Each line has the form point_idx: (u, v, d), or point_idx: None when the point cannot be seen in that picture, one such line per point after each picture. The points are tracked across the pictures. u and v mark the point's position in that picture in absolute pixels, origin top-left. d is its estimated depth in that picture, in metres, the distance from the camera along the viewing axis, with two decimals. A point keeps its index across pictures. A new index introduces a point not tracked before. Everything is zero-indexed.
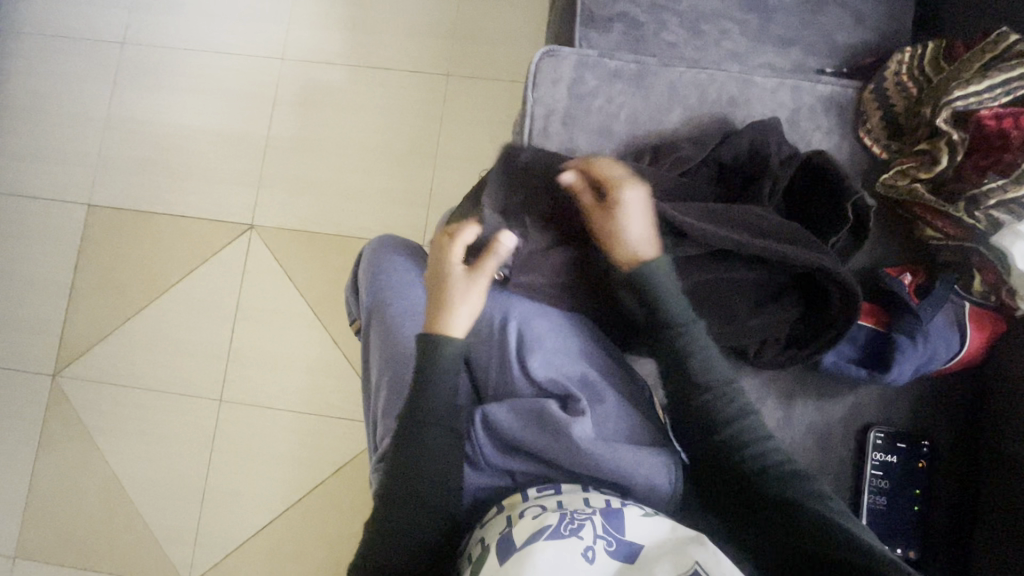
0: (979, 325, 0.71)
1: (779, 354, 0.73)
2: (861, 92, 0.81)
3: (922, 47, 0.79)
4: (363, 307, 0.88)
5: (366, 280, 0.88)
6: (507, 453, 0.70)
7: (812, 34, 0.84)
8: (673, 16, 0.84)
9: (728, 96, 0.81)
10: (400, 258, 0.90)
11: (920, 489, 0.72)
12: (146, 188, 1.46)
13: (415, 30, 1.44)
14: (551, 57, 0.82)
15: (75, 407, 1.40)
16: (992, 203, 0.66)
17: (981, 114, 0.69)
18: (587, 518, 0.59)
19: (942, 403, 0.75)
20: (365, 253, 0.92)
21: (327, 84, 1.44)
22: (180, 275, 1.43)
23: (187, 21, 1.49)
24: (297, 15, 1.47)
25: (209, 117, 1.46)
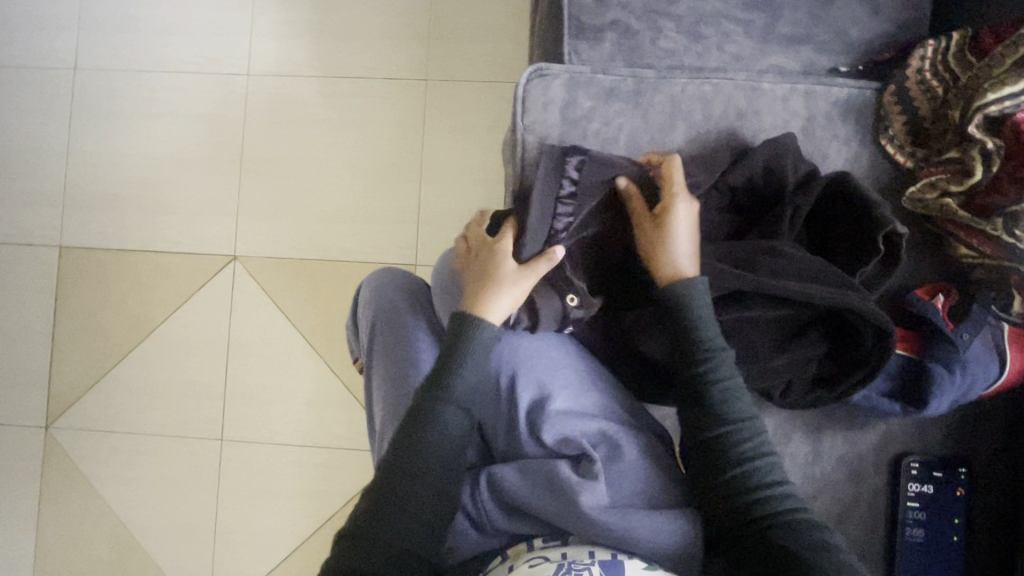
0: (1017, 345, 0.66)
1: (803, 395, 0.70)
2: (880, 93, 0.74)
3: (946, 39, 0.71)
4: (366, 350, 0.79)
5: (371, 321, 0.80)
6: (516, 517, 0.65)
7: (823, 29, 0.76)
8: (669, 20, 0.76)
9: (735, 109, 0.74)
10: (407, 299, 0.80)
11: (959, 519, 0.69)
12: (118, 224, 1.38)
13: (387, 33, 1.34)
14: (539, 77, 0.74)
15: (72, 457, 1.36)
16: None
17: (1018, 117, 0.63)
18: (585, 568, 0.56)
19: (981, 428, 0.71)
20: (368, 288, 0.83)
21: (299, 99, 1.35)
22: (165, 313, 1.36)
23: (141, 40, 1.38)
24: (259, 25, 1.36)
25: (175, 144, 1.37)
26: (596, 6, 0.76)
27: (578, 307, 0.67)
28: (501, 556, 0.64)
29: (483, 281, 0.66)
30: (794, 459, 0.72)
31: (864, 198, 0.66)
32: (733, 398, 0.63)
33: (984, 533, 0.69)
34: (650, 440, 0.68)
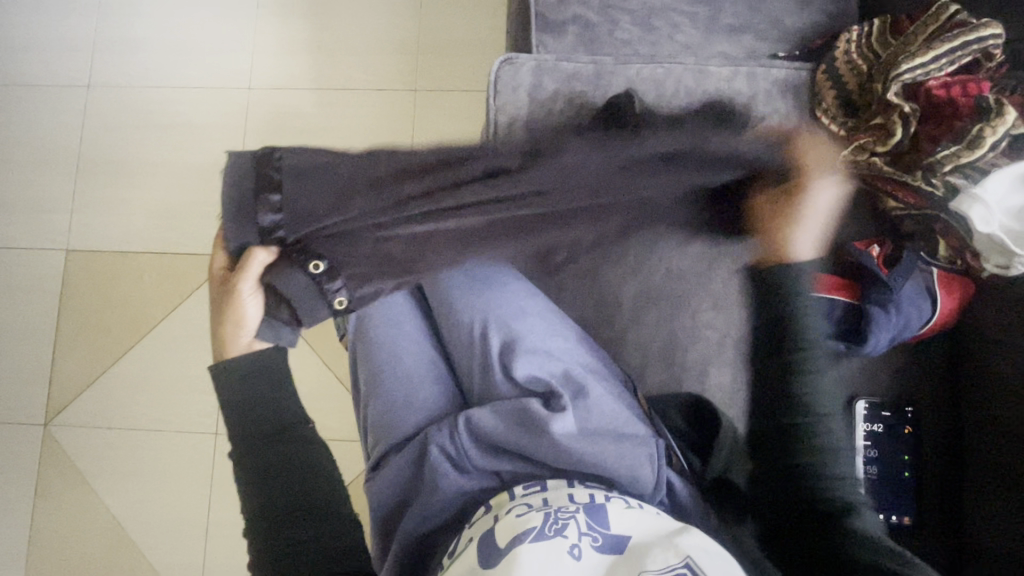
0: (949, 290, 0.73)
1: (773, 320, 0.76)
2: (814, 72, 0.83)
3: (869, 24, 0.80)
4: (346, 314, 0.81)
5: None
6: (493, 454, 0.70)
7: (761, 20, 0.86)
8: (624, 14, 0.86)
9: (686, 88, 0.83)
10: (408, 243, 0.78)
11: (910, 456, 0.74)
12: (124, 228, 1.45)
13: (379, 49, 1.45)
14: (509, 64, 0.84)
15: (70, 454, 1.38)
16: (948, 169, 0.68)
17: (929, 85, 0.72)
18: (571, 516, 0.59)
19: (924, 369, 0.76)
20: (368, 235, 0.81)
21: (296, 110, 1.45)
22: (166, 311, 1.42)
23: (150, 58, 1.50)
24: (259, 42, 1.48)
25: (180, 152, 1.46)
26: (558, 4, 0.86)
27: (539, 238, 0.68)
28: (485, 505, 0.66)
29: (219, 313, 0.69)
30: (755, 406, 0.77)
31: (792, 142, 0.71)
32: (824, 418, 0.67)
33: (931, 466, 0.74)
34: (611, 379, 0.74)
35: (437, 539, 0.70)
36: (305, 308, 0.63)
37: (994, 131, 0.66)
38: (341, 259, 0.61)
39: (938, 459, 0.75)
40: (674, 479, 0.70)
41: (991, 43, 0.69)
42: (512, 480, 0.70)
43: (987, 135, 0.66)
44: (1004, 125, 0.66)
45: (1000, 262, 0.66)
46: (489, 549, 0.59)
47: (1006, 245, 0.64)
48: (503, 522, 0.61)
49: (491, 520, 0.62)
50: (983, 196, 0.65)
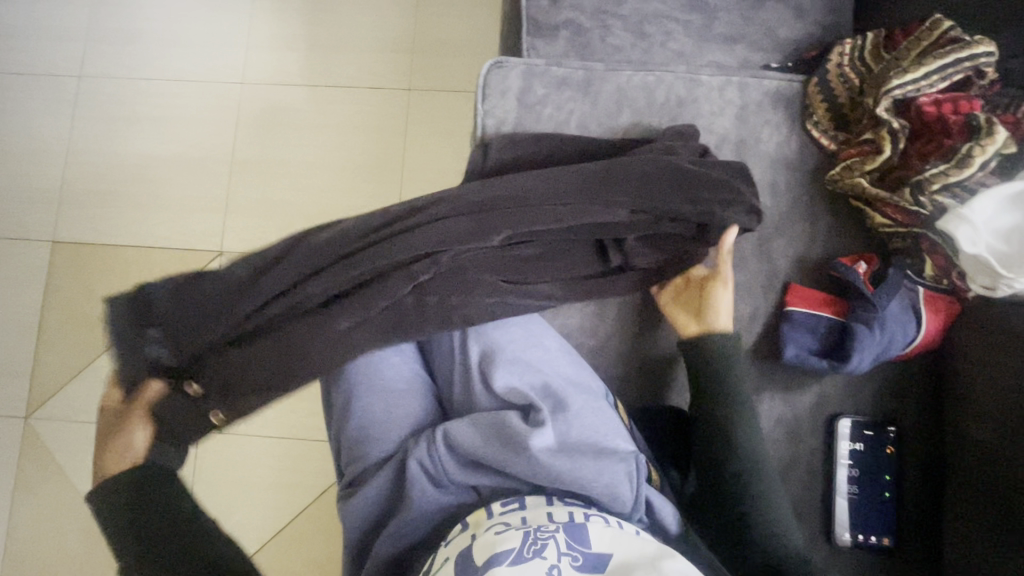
0: (934, 310, 0.72)
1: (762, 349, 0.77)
2: (806, 84, 0.81)
3: (862, 37, 0.79)
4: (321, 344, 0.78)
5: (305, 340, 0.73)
6: (470, 468, 0.69)
7: (755, 30, 0.85)
8: (617, 20, 0.85)
9: (676, 97, 0.82)
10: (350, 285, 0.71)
11: (890, 476, 0.73)
12: (112, 220, 1.44)
13: (374, 47, 1.44)
14: (499, 67, 0.83)
15: (50, 447, 1.37)
16: (938, 187, 0.67)
17: (922, 101, 0.71)
18: (551, 536, 0.58)
19: (907, 388, 0.76)
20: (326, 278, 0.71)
21: (288, 105, 1.44)
22: (152, 305, 1.40)
23: (143, 50, 1.48)
24: (253, 37, 1.46)
25: (169, 145, 1.45)
26: (550, 8, 0.85)
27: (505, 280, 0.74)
28: (461, 524, 0.65)
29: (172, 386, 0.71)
30: None
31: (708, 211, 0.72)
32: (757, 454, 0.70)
33: (912, 486, 0.74)
34: (593, 391, 0.73)
35: (411, 558, 0.68)
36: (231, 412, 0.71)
37: (984, 151, 0.65)
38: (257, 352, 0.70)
39: (917, 479, 0.74)
40: (656, 498, 0.68)
41: (983, 59, 0.69)
42: (491, 497, 0.69)
43: (976, 155, 0.65)
44: (994, 145, 0.65)
45: (987, 283, 0.65)
46: (466, 569, 0.57)
47: (992, 267, 0.63)
48: (480, 540, 0.59)
49: (468, 539, 0.61)
50: (971, 216, 0.64)
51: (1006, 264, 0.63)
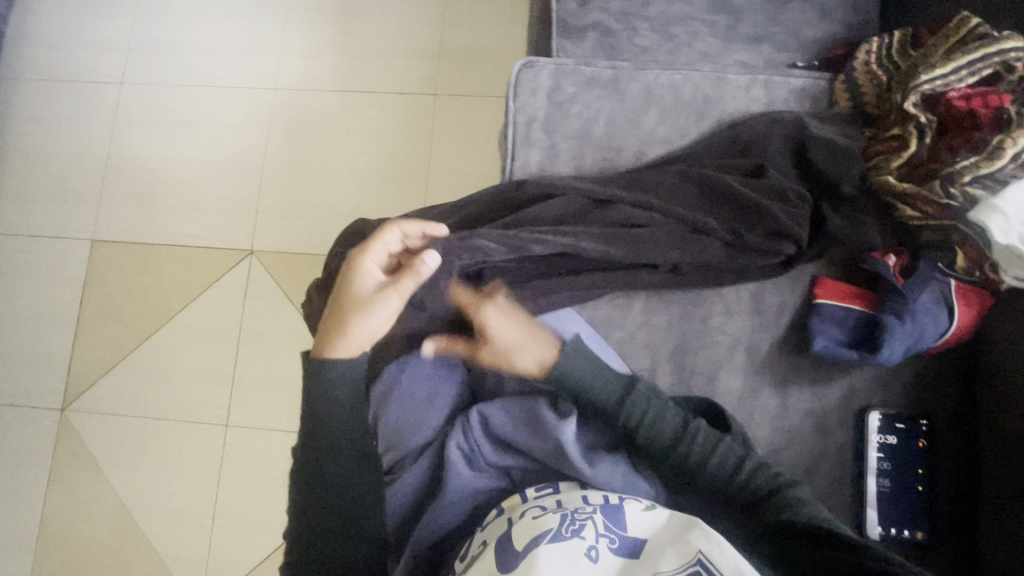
0: (966, 301, 0.72)
1: (791, 342, 0.77)
2: (832, 82, 0.83)
3: (888, 36, 0.80)
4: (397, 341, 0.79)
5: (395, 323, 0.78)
6: (503, 451, 0.72)
7: (780, 30, 0.87)
8: (644, 22, 0.87)
9: (702, 95, 0.83)
10: None
11: (923, 469, 0.73)
12: (148, 220, 1.49)
13: (401, 54, 1.48)
14: (529, 67, 0.85)
15: (84, 439, 1.41)
16: (969, 179, 0.67)
17: (951, 95, 0.71)
18: (588, 517, 0.59)
19: (939, 381, 0.75)
20: None
21: (318, 110, 1.48)
22: (184, 303, 1.45)
23: (180, 58, 1.55)
24: (286, 46, 1.52)
25: (204, 148, 1.50)
26: (579, 10, 0.88)
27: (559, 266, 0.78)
28: (496, 509, 0.67)
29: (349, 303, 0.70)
30: (763, 412, 0.76)
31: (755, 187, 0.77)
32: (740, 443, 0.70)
33: (945, 481, 0.73)
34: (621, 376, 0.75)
35: (453, 544, 0.70)
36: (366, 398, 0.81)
37: (1015, 143, 0.65)
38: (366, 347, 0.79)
39: (949, 475, 0.73)
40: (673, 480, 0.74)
41: (1014, 53, 0.69)
42: (523, 481, 0.71)
43: (1007, 147, 0.66)
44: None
45: (1020, 274, 0.65)
46: (504, 550, 0.59)
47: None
48: (519, 524, 0.60)
49: (505, 524, 0.62)
50: (1003, 207, 0.64)
51: None
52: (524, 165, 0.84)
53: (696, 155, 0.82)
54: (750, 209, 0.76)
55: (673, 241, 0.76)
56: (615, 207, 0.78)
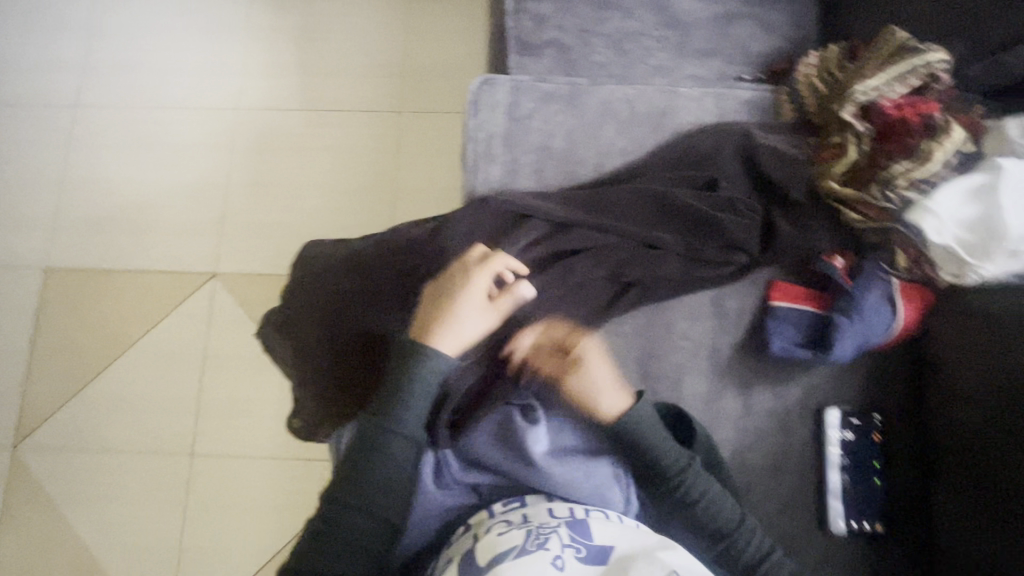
0: (909, 298, 0.75)
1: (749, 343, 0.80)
2: (777, 94, 0.87)
3: (826, 50, 0.85)
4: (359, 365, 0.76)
5: (360, 349, 0.76)
6: (470, 467, 0.71)
7: (728, 45, 0.91)
8: (598, 38, 0.90)
9: (656, 108, 0.86)
10: (384, 298, 0.77)
11: (879, 462, 0.76)
12: (105, 245, 1.45)
13: (366, 72, 1.49)
14: (488, 84, 0.87)
15: (38, 477, 1.34)
16: (903, 183, 0.71)
17: (884, 104, 0.75)
18: (553, 530, 0.60)
19: (891, 376, 0.79)
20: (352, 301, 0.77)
21: (282, 129, 1.47)
22: (145, 329, 1.40)
23: (137, 79, 1.52)
24: (247, 65, 1.51)
25: (163, 170, 1.47)
26: (536, 28, 0.90)
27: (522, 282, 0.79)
28: (464, 526, 0.66)
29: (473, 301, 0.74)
30: (728, 415, 0.78)
31: (711, 201, 0.79)
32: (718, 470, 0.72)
33: (901, 472, 0.76)
34: None
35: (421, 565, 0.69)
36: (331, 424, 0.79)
37: (942, 149, 0.71)
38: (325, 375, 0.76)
39: (905, 466, 0.76)
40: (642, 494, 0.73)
41: (937, 64, 0.74)
42: (490, 496, 0.70)
43: (936, 152, 0.70)
44: (950, 143, 0.71)
45: (954, 271, 0.70)
46: (469, 568, 0.58)
47: (958, 255, 0.68)
48: (483, 543, 0.60)
49: (471, 543, 0.61)
50: (935, 208, 0.69)
51: (972, 252, 0.68)
52: (486, 180, 0.85)
53: (653, 165, 0.85)
54: (708, 224, 0.78)
55: (635, 257, 0.79)
56: (574, 226, 0.79)
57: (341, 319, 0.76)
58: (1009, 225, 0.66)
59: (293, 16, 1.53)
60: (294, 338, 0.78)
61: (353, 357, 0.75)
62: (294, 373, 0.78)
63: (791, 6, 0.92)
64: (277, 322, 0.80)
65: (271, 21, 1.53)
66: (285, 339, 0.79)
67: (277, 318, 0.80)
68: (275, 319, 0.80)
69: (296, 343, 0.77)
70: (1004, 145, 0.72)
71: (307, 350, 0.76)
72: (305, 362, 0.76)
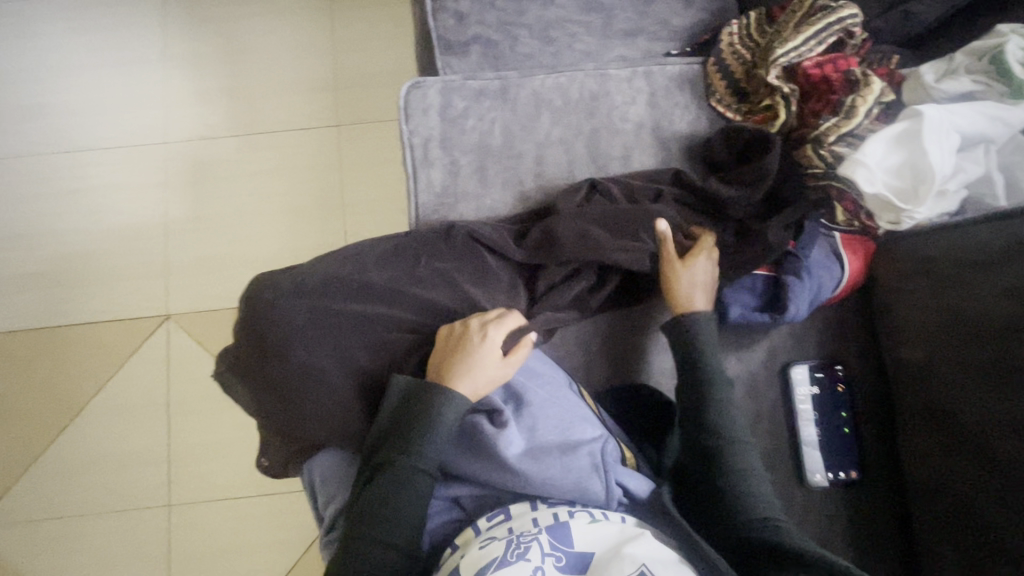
0: (853, 250, 0.78)
1: None
2: (705, 65, 0.87)
3: (746, 17, 0.86)
4: (329, 404, 0.72)
5: (328, 386, 0.72)
6: (451, 480, 0.72)
7: (651, 22, 0.91)
8: (523, 29, 0.89)
9: (589, 92, 0.86)
10: (349, 329, 0.74)
11: (846, 413, 0.77)
12: (44, 303, 1.37)
13: (297, 89, 1.44)
14: (417, 88, 0.86)
15: (5, 555, 1.27)
16: (833, 139, 0.74)
17: (805, 65, 0.78)
18: (534, 539, 0.59)
19: (846, 329, 0.81)
20: (316, 336, 0.73)
21: (217, 157, 1.42)
22: (99, 384, 1.33)
23: (54, 122, 1.44)
24: (171, 95, 1.45)
25: (96, 215, 1.40)
26: (458, 25, 0.88)
27: (478, 288, 0.78)
28: (451, 546, 0.65)
29: (449, 363, 0.70)
30: None
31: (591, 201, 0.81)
32: (745, 448, 0.69)
33: (866, 418, 0.78)
34: (555, 381, 0.76)
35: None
36: (310, 460, 0.77)
37: (865, 101, 0.73)
38: (292, 416, 0.73)
39: (870, 414, 0.78)
40: (629, 481, 0.70)
41: (850, 20, 0.77)
42: (475, 509, 0.70)
43: (859, 105, 0.72)
44: (872, 94, 0.73)
45: (891, 219, 0.71)
46: None
47: (893, 203, 0.70)
48: (467, 558, 0.59)
49: (456, 561, 0.60)
50: (865, 159, 0.69)
51: (904, 199, 0.69)
52: (429, 186, 0.84)
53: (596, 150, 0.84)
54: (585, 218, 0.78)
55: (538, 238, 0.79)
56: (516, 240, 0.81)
57: (302, 356, 0.72)
58: (933, 168, 0.67)
59: (212, 39, 1.47)
60: (258, 381, 0.74)
61: (319, 393, 0.72)
62: (260, 414, 0.75)
63: None
64: (236, 362, 0.76)
65: (190, 45, 1.47)
66: (246, 379, 0.75)
67: (237, 358, 0.76)
68: (236, 361, 0.76)
69: (258, 385, 0.74)
70: (921, 91, 0.74)
71: (274, 392, 0.73)
72: (270, 403, 0.73)
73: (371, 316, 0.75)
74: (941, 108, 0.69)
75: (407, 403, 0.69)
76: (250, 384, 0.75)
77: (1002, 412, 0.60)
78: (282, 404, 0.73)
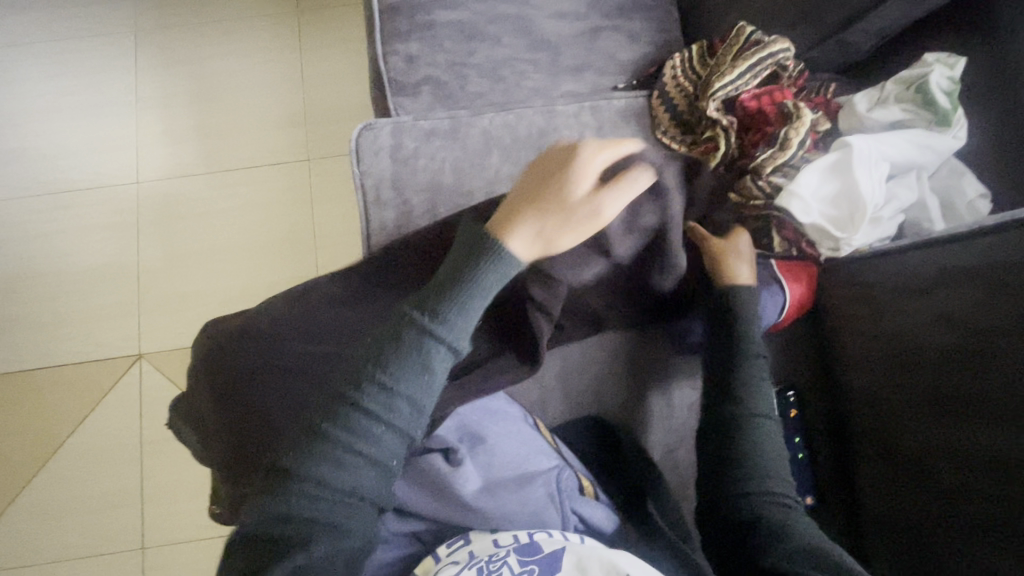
0: (795, 277, 0.78)
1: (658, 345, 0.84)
2: (650, 99, 0.89)
3: (688, 51, 0.89)
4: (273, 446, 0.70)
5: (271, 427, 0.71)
6: (405, 514, 0.70)
7: (598, 58, 0.93)
8: (471, 69, 0.91)
9: (537, 129, 0.87)
10: (294, 368, 0.74)
11: (800, 437, 0.78)
12: (17, 347, 1.37)
13: (266, 125, 1.47)
14: (369, 130, 0.88)
15: None
16: (770, 169, 0.75)
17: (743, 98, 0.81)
18: (504, 561, 0.58)
19: (797, 353, 0.82)
20: (261, 376, 0.74)
21: (189, 196, 1.43)
22: (71, 426, 1.33)
23: (26, 167, 1.45)
24: (142, 136, 1.47)
25: (69, 257, 1.41)
26: (408, 69, 0.91)
27: None
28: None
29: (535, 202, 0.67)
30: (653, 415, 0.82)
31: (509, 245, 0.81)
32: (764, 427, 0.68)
33: (818, 438, 0.79)
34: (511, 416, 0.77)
35: None
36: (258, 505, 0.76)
37: (798, 132, 0.75)
38: (238, 460, 0.72)
39: (822, 433, 0.79)
40: (586, 509, 0.71)
41: (781, 54, 0.79)
42: (434, 542, 0.69)
43: (793, 136, 0.74)
44: (804, 125, 0.75)
45: (831, 245, 0.73)
46: None
47: (830, 231, 0.72)
48: None
49: None
50: (799, 191, 0.71)
51: (840, 226, 0.71)
52: (382, 226, 0.85)
53: None
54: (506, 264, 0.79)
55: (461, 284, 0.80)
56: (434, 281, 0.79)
57: (248, 396, 0.73)
58: (865, 198, 0.69)
59: (182, 79, 1.49)
60: (210, 424, 0.76)
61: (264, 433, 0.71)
62: (214, 459, 0.76)
63: (651, 12, 0.95)
64: (192, 407, 0.78)
65: (160, 86, 1.49)
66: (199, 420, 0.77)
67: (192, 402, 0.78)
68: (191, 405, 0.78)
69: (211, 429, 0.76)
70: (855, 120, 0.76)
71: (224, 436, 0.73)
72: (220, 447, 0.74)
73: (315, 352, 0.75)
74: (870, 138, 0.71)
75: (384, 357, 0.62)
76: (204, 428, 0.77)
77: (957, 442, 0.60)
78: (230, 448, 0.72)
